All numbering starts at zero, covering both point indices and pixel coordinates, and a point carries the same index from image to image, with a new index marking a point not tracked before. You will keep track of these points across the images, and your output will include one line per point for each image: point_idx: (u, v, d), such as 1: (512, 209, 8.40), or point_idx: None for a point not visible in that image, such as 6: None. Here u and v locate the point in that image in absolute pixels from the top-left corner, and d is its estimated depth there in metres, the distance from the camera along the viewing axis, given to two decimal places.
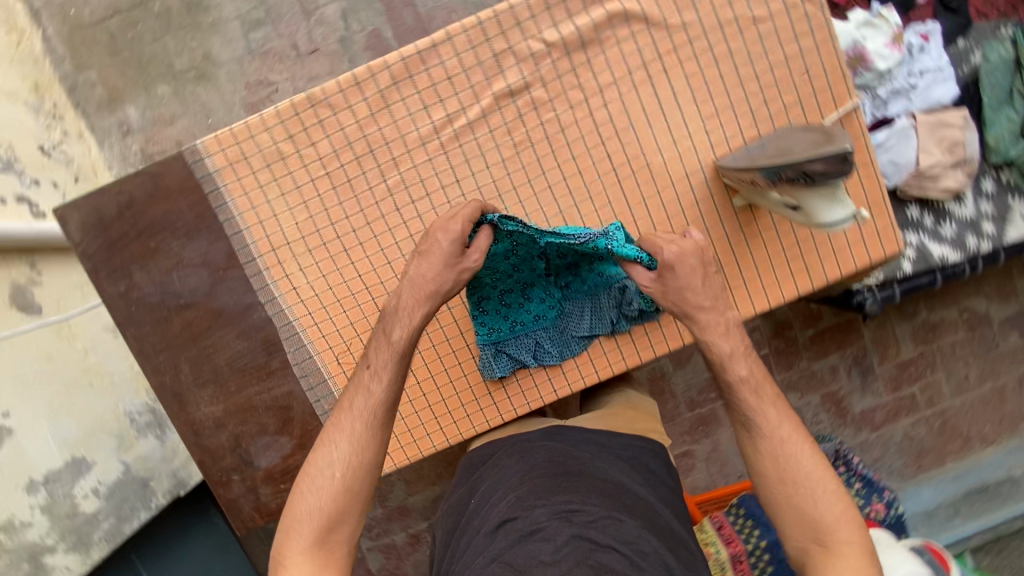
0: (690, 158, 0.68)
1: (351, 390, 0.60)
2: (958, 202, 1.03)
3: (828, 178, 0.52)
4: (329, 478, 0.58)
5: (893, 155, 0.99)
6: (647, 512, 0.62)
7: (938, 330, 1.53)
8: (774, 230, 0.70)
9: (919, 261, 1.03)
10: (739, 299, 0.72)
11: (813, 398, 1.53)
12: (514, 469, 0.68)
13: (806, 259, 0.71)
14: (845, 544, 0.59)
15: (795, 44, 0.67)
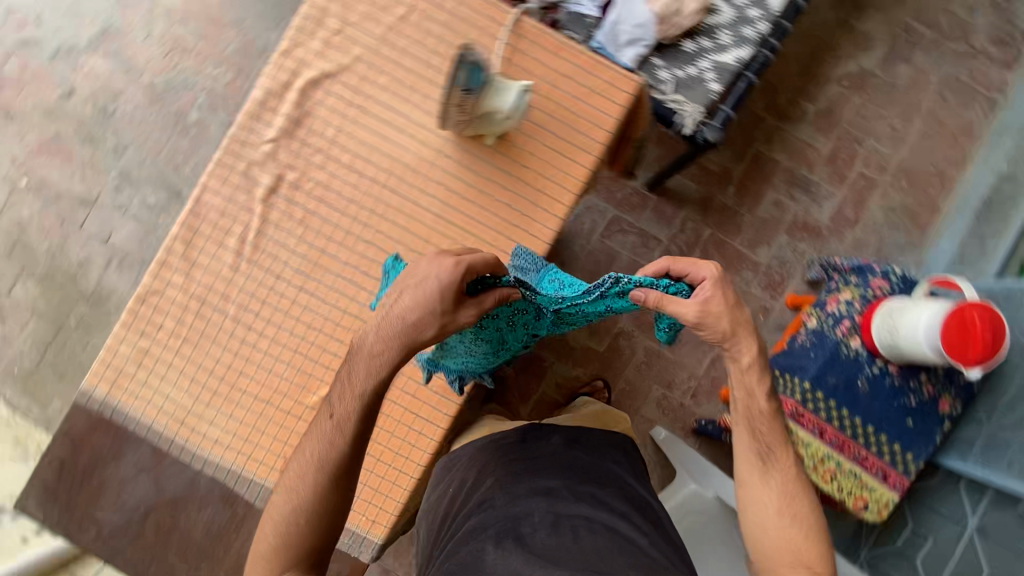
0: (431, 139, 0.78)
1: (311, 442, 0.64)
2: (717, 14, 1.11)
3: (470, 73, 0.65)
4: (298, 523, 0.61)
5: (634, 20, 1.07)
6: (600, 476, 0.89)
7: (834, 111, 1.56)
8: (533, 140, 0.78)
9: (724, 74, 1.09)
10: (551, 205, 0.78)
11: (778, 237, 1.53)
12: (492, 471, 0.90)
13: (577, 140, 0.78)
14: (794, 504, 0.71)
15: (444, 10, 0.79)
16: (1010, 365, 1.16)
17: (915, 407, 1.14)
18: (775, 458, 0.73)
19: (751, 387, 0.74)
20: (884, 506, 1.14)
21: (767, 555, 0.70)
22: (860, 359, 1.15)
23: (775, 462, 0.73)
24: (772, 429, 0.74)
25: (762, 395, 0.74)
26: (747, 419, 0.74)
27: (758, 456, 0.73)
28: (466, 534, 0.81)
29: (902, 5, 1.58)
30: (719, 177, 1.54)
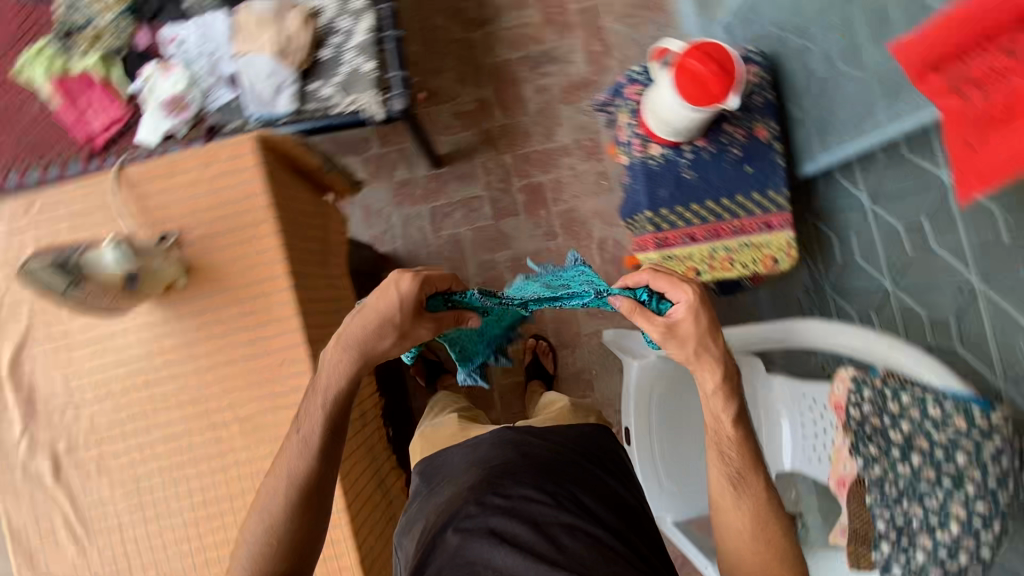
0: (133, 323, 0.77)
1: (284, 456, 0.69)
2: (321, 11, 1.11)
3: (50, 279, 0.66)
4: (267, 543, 0.66)
5: (262, 74, 1.07)
6: (580, 478, 0.86)
7: None
8: (212, 252, 0.78)
9: (370, 49, 1.10)
10: (272, 285, 0.77)
11: (562, 112, 1.54)
12: (468, 471, 0.87)
13: (242, 220, 0.78)
14: (749, 498, 0.75)
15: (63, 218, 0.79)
16: (783, 58, 1.16)
17: (743, 154, 1.14)
18: (749, 479, 0.75)
19: (716, 413, 0.77)
20: (789, 247, 1.13)
21: (730, 554, 0.77)
22: (671, 158, 1.15)
23: (746, 480, 0.75)
24: (743, 459, 0.76)
25: (731, 424, 0.76)
26: (717, 451, 0.77)
27: (732, 479, 0.75)
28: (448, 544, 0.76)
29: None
30: (479, 110, 1.55)
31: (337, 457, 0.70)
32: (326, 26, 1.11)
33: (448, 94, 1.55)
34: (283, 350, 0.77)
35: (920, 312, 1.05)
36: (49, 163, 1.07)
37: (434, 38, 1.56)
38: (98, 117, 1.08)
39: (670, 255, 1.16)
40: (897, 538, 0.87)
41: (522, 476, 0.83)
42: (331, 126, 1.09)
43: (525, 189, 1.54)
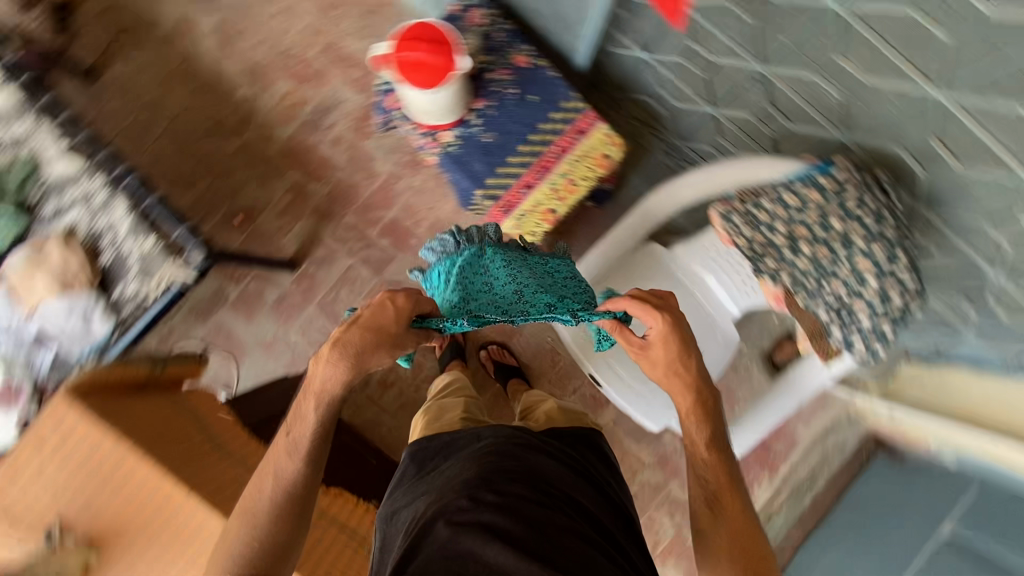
0: None
1: (273, 458, 0.73)
2: (76, 226, 1.07)
3: None
4: (248, 539, 0.69)
5: (64, 314, 1.04)
6: (576, 484, 0.82)
7: (253, 68, 1.53)
8: (103, 508, 0.79)
9: (141, 226, 1.07)
10: (175, 497, 0.78)
11: (368, 147, 1.52)
12: (464, 469, 0.81)
13: (115, 460, 0.79)
14: (717, 493, 0.74)
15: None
16: None
17: (519, 88, 1.13)
18: (723, 501, 0.74)
19: (689, 433, 0.78)
20: (610, 140, 1.15)
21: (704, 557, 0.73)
22: (464, 134, 1.14)
23: (722, 504, 0.74)
24: (717, 480, 0.75)
25: (708, 444, 0.77)
26: (698, 479, 0.76)
27: (707, 503, 0.74)
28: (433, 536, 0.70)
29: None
30: (298, 195, 1.52)
31: (323, 465, 0.74)
32: (90, 235, 1.07)
33: (262, 201, 1.51)
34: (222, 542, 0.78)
35: (746, 116, 1.07)
36: None
37: (216, 163, 1.52)
38: None
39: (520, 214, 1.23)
40: (840, 316, 0.89)
41: (520, 476, 0.78)
42: (159, 314, 1.07)
43: (384, 232, 1.51)
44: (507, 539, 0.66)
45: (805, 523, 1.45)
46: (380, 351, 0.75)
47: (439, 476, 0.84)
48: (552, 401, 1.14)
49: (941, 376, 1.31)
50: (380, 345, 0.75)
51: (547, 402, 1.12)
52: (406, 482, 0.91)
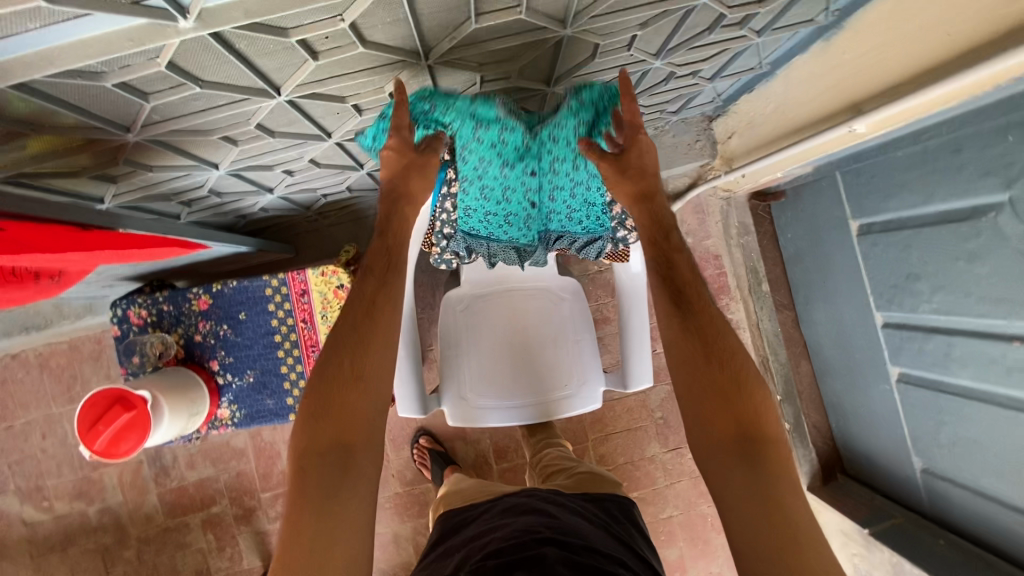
0: None
1: (342, 325, 0.65)
2: None
3: None
4: (336, 415, 0.61)
5: None
6: (605, 537, 0.87)
7: (78, 487, 1.48)
8: None
9: None
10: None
11: (216, 439, 1.47)
12: (499, 532, 0.93)
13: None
14: (689, 295, 0.70)
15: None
16: (121, 277, 1.08)
17: (227, 320, 1.08)
18: (689, 297, 0.70)
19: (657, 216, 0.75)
20: (328, 273, 1.07)
21: (695, 381, 0.67)
22: (234, 395, 1.09)
23: (692, 305, 0.70)
24: (683, 283, 0.71)
25: (673, 252, 0.73)
26: (663, 275, 0.72)
27: (675, 303, 0.70)
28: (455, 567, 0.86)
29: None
30: (216, 526, 1.48)
31: (391, 318, 0.67)
32: None
33: (200, 559, 1.48)
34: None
35: None
36: None
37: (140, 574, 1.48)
38: None
39: None
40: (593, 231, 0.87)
41: (547, 531, 0.85)
42: None
43: None
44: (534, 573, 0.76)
45: (784, 301, 1.42)
46: (408, 178, 0.71)
47: (472, 535, 0.97)
48: (584, 466, 1.15)
49: (740, 113, 1.27)
50: (410, 178, 0.71)
51: (579, 466, 1.14)
52: (441, 535, 1.05)
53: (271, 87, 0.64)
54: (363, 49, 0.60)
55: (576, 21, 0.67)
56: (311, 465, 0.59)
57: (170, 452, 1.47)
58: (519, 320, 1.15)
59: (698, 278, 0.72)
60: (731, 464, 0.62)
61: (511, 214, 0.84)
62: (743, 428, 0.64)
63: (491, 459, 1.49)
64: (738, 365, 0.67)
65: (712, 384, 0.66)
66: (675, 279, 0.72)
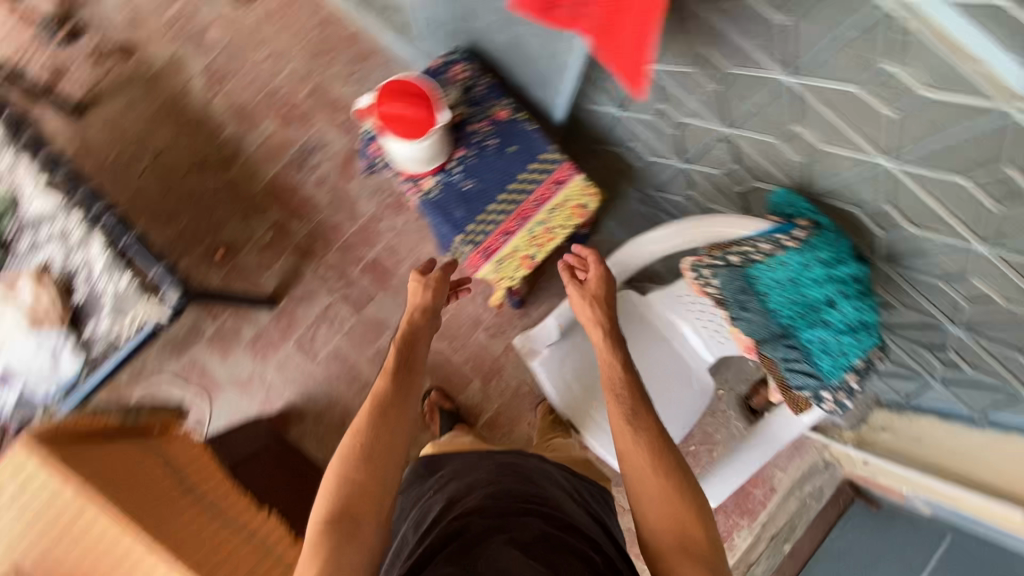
0: None
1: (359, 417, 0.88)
2: (50, 262, 1.07)
3: None
4: (352, 482, 0.81)
5: (32, 354, 1.04)
6: (579, 515, 0.96)
7: (242, 108, 1.57)
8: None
9: (126, 294, 1.06)
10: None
11: (352, 188, 1.54)
12: (487, 482, 1.00)
13: (81, 508, 0.75)
14: (632, 393, 0.87)
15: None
16: (477, 37, 1.19)
17: (499, 139, 1.17)
18: (636, 405, 0.85)
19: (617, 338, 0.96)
20: (587, 192, 1.17)
21: (635, 475, 0.80)
22: (445, 182, 1.17)
23: (638, 415, 0.84)
24: (632, 394, 0.87)
25: (620, 366, 0.90)
26: (614, 393, 0.87)
27: (626, 417, 0.84)
28: (444, 519, 0.92)
29: (147, 19, 1.59)
30: (280, 234, 1.53)
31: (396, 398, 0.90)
32: (80, 304, 1.06)
33: (243, 238, 1.52)
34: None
35: (715, 171, 1.10)
36: None
37: (199, 200, 1.53)
38: None
39: (500, 258, 1.22)
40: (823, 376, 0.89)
41: (527, 501, 0.94)
42: (130, 354, 1.07)
43: (365, 271, 1.53)
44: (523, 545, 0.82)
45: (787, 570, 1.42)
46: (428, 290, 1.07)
47: (459, 482, 1.04)
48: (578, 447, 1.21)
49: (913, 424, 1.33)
50: (421, 307, 1.05)
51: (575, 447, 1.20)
52: (422, 483, 1.12)
53: (801, 66, 0.75)
54: (887, 113, 0.71)
55: (996, 246, 0.73)
56: (328, 527, 0.78)
57: (316, 159, 1.55)
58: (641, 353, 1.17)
59: (634, 384, 0.89)
60: (682, 560, 0.73)
61: (799, 298, 0.88)
62: (686, 537, 0.75)
63: (481, 418, 1.52)
64: (673, 456, 0.80)
65: (640, 477, 0.80)
66: (611, 393, 0.88)
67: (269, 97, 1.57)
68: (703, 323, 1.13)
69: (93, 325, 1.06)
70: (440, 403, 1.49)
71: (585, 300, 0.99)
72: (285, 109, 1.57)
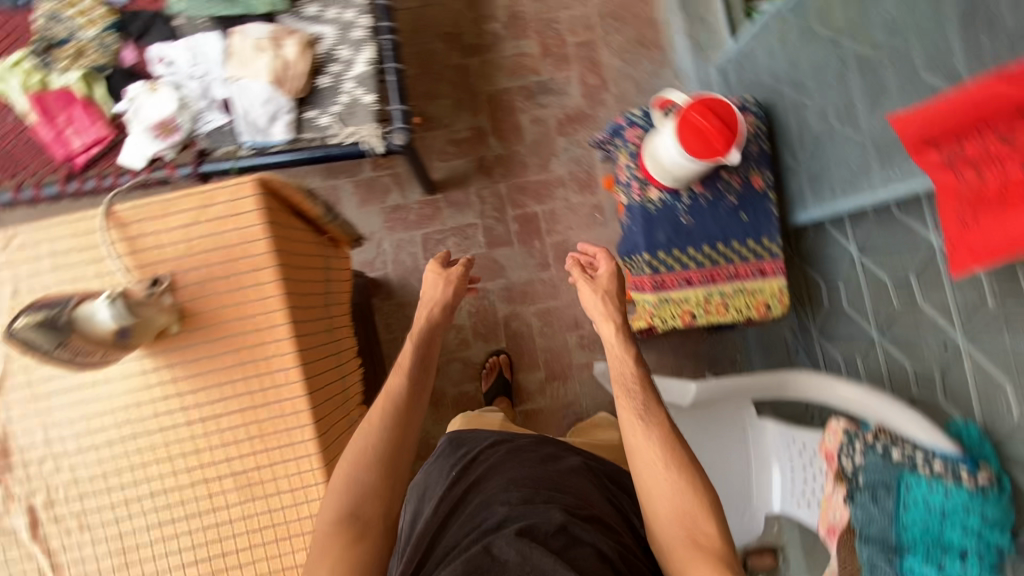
0: (151, 377, 0.75)
1: (377, 413, 0.80)
2: (320, 37, 1.08)
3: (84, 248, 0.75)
4: (365, 475, 0.74)
5: (257, 101, 1.04)
6: (605, 509, 0.85)
7: (517, 13, 1.55)
8: (216, 325, 0.75)
9: (361, 109, 1.07)
10: (293, 412, 0.75)
11: (558, 145, 1.54)
12: (512, 469, 0.91)
13: (271, 266, 0.75)
14: (640, 383, 0.87)
15: (40, 276, 0.74)
16: (786, 105, 1.16)
17: (739, 201, 1.15)
18: (649, 394, 0.85)
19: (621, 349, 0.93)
20: (779, 295, 1.15)
21: (638, 455, 0.80)
22: (668, 202, 1.15)
23: (653, 403, 0.84)
24: (643, 390, 0.86)
25: (633, 362, 0.90)
26: (625, 388, 0.87)
27: (637, 412, 0.83)
28: (467, 511, 0.87)
29: None
30: (473, 139, 1.53)
31: (416, 405, 0.84)
32: (318, 89, 1.07)
33: (443, 121, 1.53)
34: (305, 497, 0.76)
35: (905, 365, 1.07)
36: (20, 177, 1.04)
37: (431, 64, 1.53)
38: (79, 137, 1.04)
39: (666, 297, 1.15)
40: None
41: (551, 488, 0.85)
42: (326, 158, 1.07)
43: (519, 218, 1.53)
44: (548, 538, 0.74)
45: None
46: (443, 288, 0.98)
47: (484, 463, 0.96)
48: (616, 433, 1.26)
49: None
50: (438, 302, 0.96)
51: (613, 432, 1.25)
52: (445, 455, 1.03)
53: None
54: None
55: None
56: (344, 525, 0.71)
57: (547, 100, 1.54)
58: (714, 453, 1.18)
59: (643, 375, 0.89)
60: (695, 556, 0.72)
61: (934, 529, 0.85)
62: (696, 531, 0.74)
63: (524, 403, 1.52)
64: (685, 455, 0.79)
65: (642, 457, 0.80)
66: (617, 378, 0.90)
67: (545, 21, 1.56)
68: (794, 471, 1.11)
69: (312, 114, 1.07)
70: (502, 362, 1.50)
71: (597, 295, 0.99)
72: (551, 40, 1.55)
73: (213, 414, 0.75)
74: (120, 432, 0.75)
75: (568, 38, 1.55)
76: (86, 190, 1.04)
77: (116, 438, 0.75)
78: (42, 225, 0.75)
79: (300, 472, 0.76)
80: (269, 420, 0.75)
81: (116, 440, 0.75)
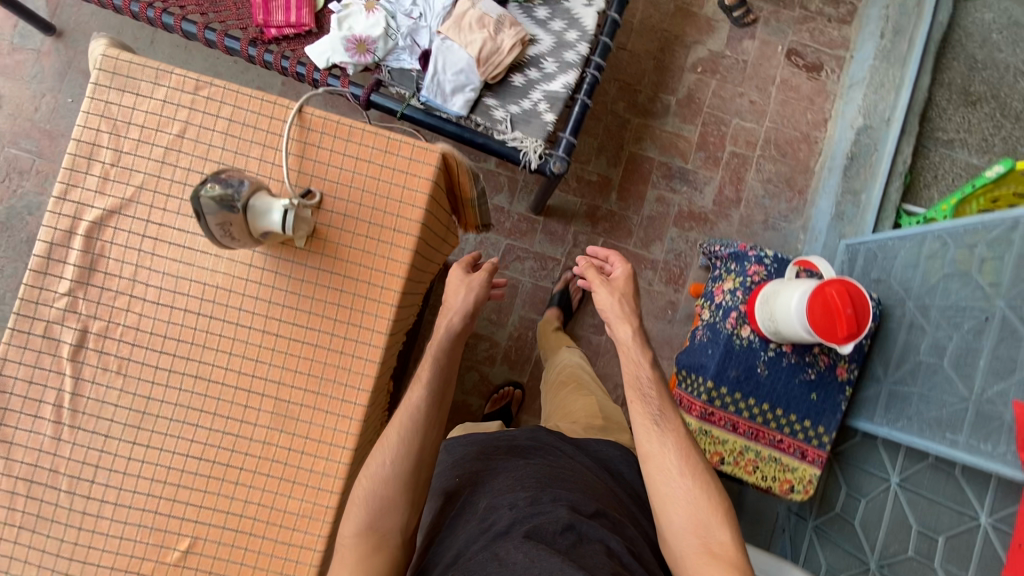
0: (254, 272, 0.74)
1: (397, 426, 0.77)
2: (536, 40, 1.09)
3: (260, 130, 0.75)
4: (382, 488, 0.73)
5: (452, 68, 1.04)
6: (612, 502, 0.85)
7: (696, 98, 1.56)
8: (336, 258, 0.75)
9: (535, 121, 1.08)
10: (361, 372, 0.75)
11: (668, 231, 1.54)
12: (517, 470, 0.87)
13: (414, 234, 0.76)
14: (657, 385, 0.88)
15: (210, 132, 0.74)
16: (903, 321, 1.17)
17: (816, 381, 1.14)
18: (669, 407, 0.86)
19: (637, 358, 0.90)
20: (806, 483, 1.14)
21: (652, 459, 0.82)
22: (755, 345, 1.15)
23: (669, 415, 0.86)
24: (660, 396, 0.87)
25: (647, 366, 0.90)
26: (639, 394, 0.87)
27: (652, 421, 0.84)
28: (477, 510, 0.83)
29: None
30: (598, 185, 1.54)
31: (438, 413, 0.81)
32: (507, 83, 1.09)
33: (580, 155, 1.54)
34: (327, 453, 0.74)
35: None
36: (214, 20, 1.07)
37: (597, 100, 1.54)
38: (282, 12, 1.06)
39: (707, 430, 1.15)
40: None
41: (555, 486, 0.83)
42: (484, 148, 1.08)
43: None
44: (564, 547, 0.73)
45: None
46: (461, 296, 0.89)
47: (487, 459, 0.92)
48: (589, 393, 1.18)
49: None
50: (461, 313, 0.88)
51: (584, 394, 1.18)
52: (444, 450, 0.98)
53: None
54: None
55: None
56: (352, 544, 0.71)
57: (679, 188, 1.55)
58: None
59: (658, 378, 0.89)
60: (708, 565, 0.73)
61: None
62: (709, 539, 0.75)
63: None
64: (695, 473, 0.80)
65: (653, 458, 0.81)
66: (630, 376, 0.90)
67: (717, 118, 1.56)
68: None
69: (488, 101, 1.09)
70: (514, 393, 1.48)
71: (612, 298, 0.96)
72: (713, 138, 1.56)
73: (287, 336, 0.74)
74: (195, 305, 0.74)
75: (728, 145, 1.56)
76: (263, 60, 1.06)
77: (188, 307, 0.74)
78: (235, 88, 0.75)
79: (336, 427, 0.74)
80: (336, 368, 0.75)
81: (188, 309, 0.74)
